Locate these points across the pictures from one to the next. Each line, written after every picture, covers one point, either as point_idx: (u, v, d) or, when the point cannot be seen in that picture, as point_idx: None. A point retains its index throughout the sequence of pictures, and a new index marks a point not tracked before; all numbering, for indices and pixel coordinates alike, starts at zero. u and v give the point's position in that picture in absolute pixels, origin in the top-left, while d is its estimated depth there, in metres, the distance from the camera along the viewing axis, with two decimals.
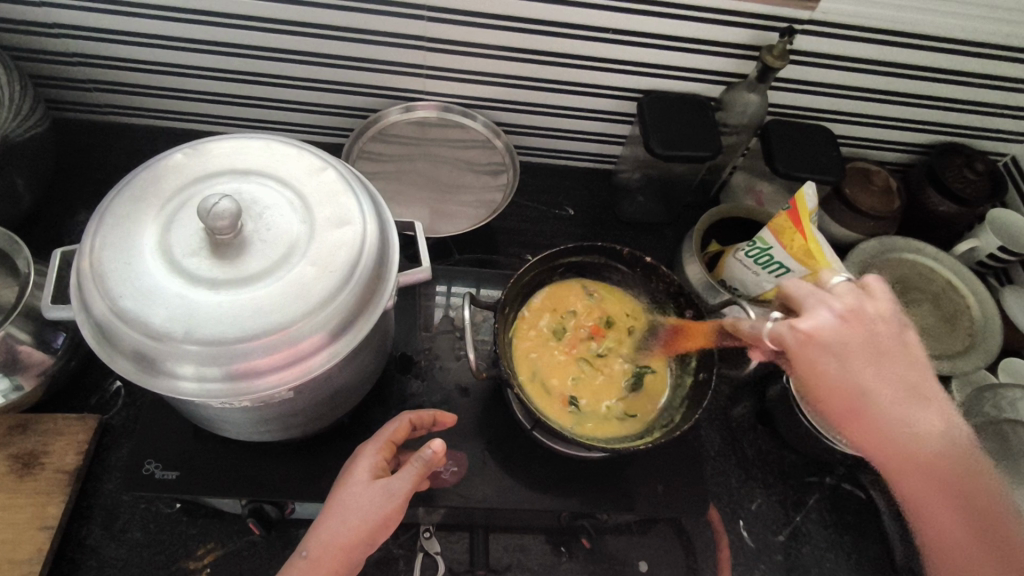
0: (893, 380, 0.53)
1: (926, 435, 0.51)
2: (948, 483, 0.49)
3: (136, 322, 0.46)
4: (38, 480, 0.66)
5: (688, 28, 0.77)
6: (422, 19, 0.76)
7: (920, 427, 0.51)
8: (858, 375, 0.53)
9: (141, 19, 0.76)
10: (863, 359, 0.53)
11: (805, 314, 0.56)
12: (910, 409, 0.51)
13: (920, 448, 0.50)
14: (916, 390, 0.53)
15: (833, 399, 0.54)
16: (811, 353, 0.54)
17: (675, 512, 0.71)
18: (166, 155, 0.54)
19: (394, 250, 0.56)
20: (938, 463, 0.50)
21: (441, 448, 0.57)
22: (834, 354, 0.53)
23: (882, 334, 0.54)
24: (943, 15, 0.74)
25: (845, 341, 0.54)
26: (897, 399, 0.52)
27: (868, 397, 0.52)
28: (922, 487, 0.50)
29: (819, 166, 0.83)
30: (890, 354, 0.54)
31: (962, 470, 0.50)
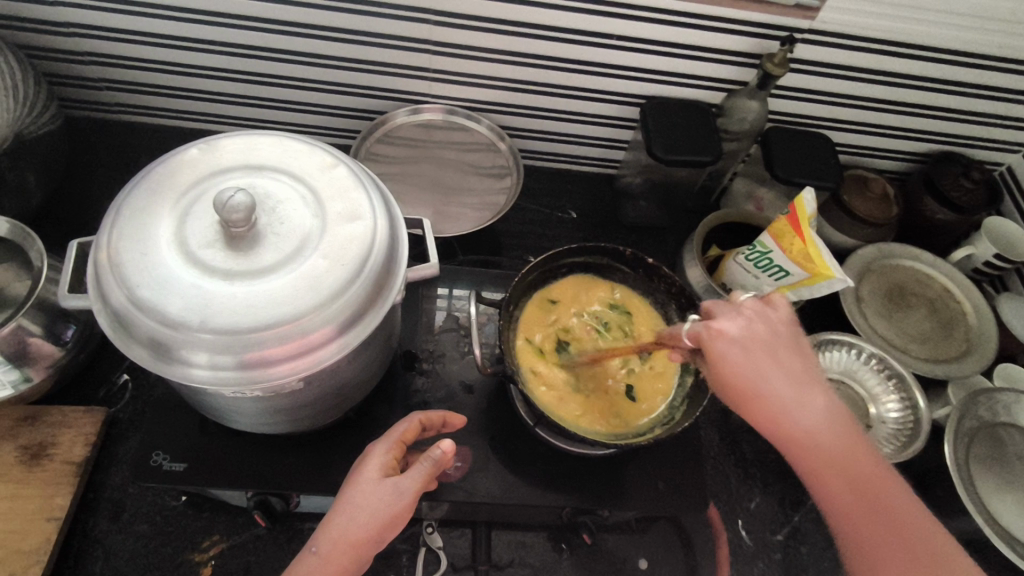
0: (784, 377, 0.54)
1: (806, 419, 0.53)
2: (836, 462, 0.52)
3: (153, 311, 0.47)
4: (45, 471, 0.67)
5: (691, 35, 0.78)
6: (430, 23, 0.77)
7: (804, 414, 0.53)
8: (756, 377, 0.54)
9: (153, 19, 0.77)
10: (758, 356, 0.55)
11: (721, 317, 0.58)
12: (790, 393, 0.54)
13: (806, 432, 0.52)
14: (806, 384, 0.55)
15: (736, 395, 0.54)
16: (720, 352, 0.55)
17: (674, 509, 0.71)
18: (181, 150, 0.55)
19: (403, 246, 0.57)
20: (818, 441, 0.52)
21: (451, 448, 0.59)
22: (740, 352, 0.55)
23: (767, 334, 0.56)
24: (939, 26, 0.76)
25: (748, 342, 0.55)
26: (788, 391, 0.54)
27: (760, 390, 0.53)
28: (812, 467, 0.52)
29: (817, 172, 0.84)
30: (785, 350, 0.56)
31: (843, 446, 0.52)
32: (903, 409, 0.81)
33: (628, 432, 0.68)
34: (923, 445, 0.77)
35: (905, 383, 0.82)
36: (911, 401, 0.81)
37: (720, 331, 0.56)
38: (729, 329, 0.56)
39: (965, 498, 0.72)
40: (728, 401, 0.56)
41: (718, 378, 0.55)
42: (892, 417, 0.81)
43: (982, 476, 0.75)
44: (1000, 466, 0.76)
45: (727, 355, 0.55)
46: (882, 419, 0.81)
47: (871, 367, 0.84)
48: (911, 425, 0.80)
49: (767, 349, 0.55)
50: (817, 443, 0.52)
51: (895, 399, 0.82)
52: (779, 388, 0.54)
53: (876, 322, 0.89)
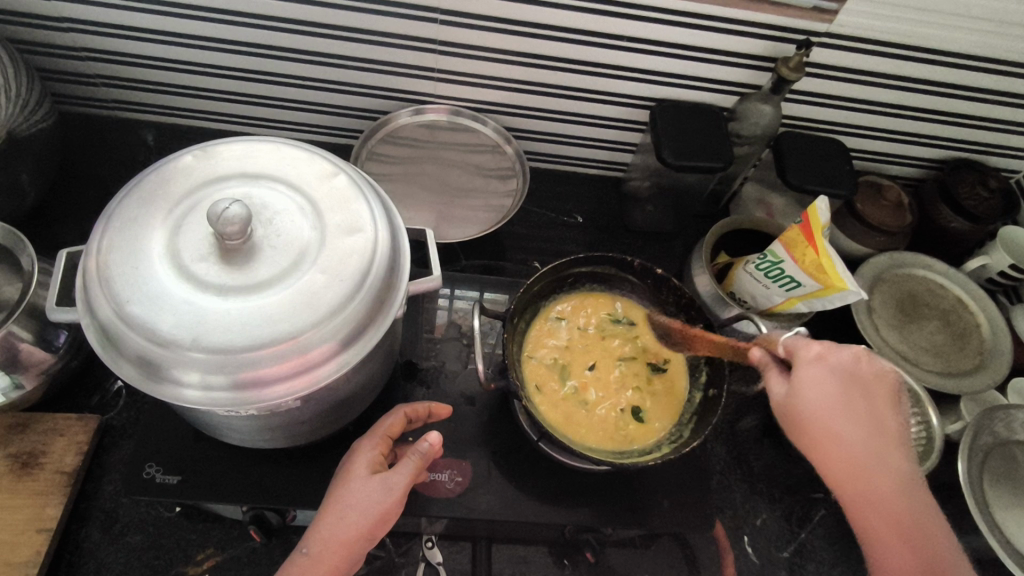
0: (866, 422, 0.55)
1: (883, 469, 0.54)
2: (900, 520, 0.52)
3: (142, 328, 0.45)
4: (36, 481, 0.65)
5: (704, 37, 0.76)
6: (435, 22, 0.75)
7: (879, 466, 0.54)
8: (834, 415, 0.55)
9: (150, 15, 0.75)
10: (852, 395, 0.56)
11: (813, 345, 0.59)
12: (870, 441, 0.55)
13: (876, 481, 0.53)
14: (889, 444, 0.55)
15: (813, 426, 0.55)
16: (804, 378, 0.57)
17: (680, 526, 0.70)
18: (175, 157, 0.53)
19: (405, 258, 0.55)
20: (895, 499, 0.53)
21: (439, 441, 0.58)
22: (827, 382, 0.56)
23: (865, 379, 0.58)
24: (961, 31, 0.74)
25: (839, 379, 0.57)
26: (870, 441, 0.55)
27: (839, 429, 0.54)
28: (874, 515, 0.53)
29: (831, 179, 0.82)
30: (872, 401, 0.57)
31: (914, 510, 0.53)
32: (914, 425, 0.79)
33: (628, 454, 0.67)
34: (936, 463, 0.75)
35: (918, 398, 0.80)
36: (924, 417, 0.79)
37: (817, 357, 0.58)
38: (818, 357, 0.58)
39: (978, 518, 0.70)
40: (801, 434, 0.57)
41: (798, 404, 0.56)
42: None
43: (997, 495, 0.74)
44: (1015, 485, 0.74)
45: (811, 384, 0.56)
46: None
47: None
48: (923, 442, 0.78)
49: (861, 394, 0.56)
50: (884, 494, 0.53)
51: (906, 414, 0.80)
52: (858, 436, 0.55)
53: (888, 333, 0.86)
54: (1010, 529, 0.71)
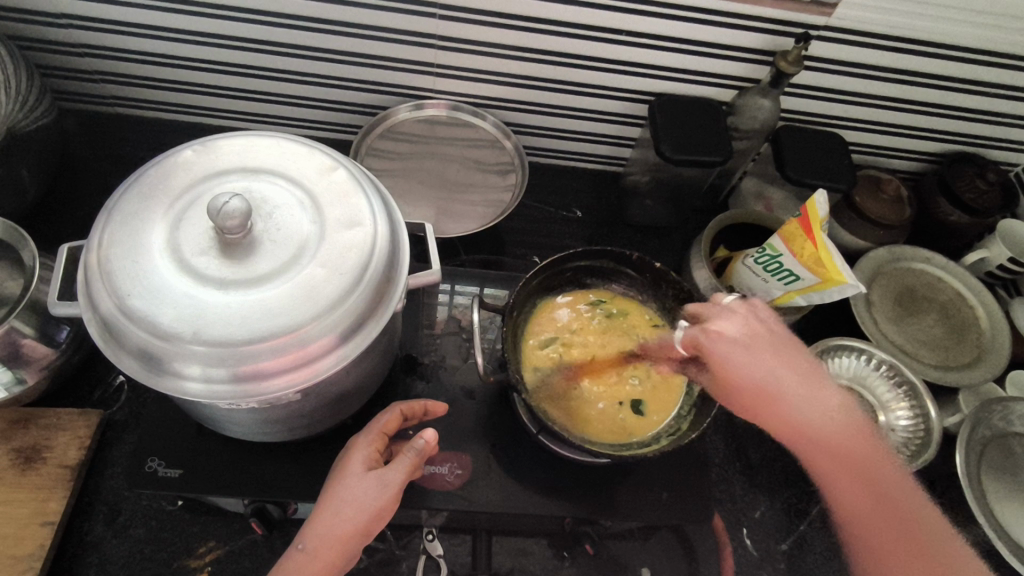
0: (790, 373, 0.61)
1: (812, 411, 0.60)
2: (843, 452, 0.59)
3: (144, 322, 0.46)
4: (39, 475, 0.66)
5: (703, 31, 0.76)
6: (435, 17, 0.75)
7: (808, 408, 0.60)
8: (766, 376, 0.60)
9: (150, 12, 0.75)
10: (759, 353, 0.61)
11: (722, 321, 0.64)
12: (797, 389, 0.60)
13: (814, 424, 0.59)
14: (813, 380, 0.61)
15: (733, 390, 0.61)
16: (721, 355, 0.61)
17: (679, 519, 0.70)
18: (175, 151, 0.53)
19: (404, 252, 0.55)
20: (830, 436, 0.59)
21: (434, 438, 0.59)
22: (741, 351, 0.61)
23: (765, 334, 0.62)
24: (959, 23, 0.74)
25: (751, 343, 0.62)
26: (795, 386, 0.60)
27: (773, 388, 0.59)
28: (820, 457, 0.59)
29: (829, 173, 0.82)
30: (786, 349, 0.62)
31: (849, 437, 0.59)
32: (913, 418, 0.79)
33: (629, 445, 0.66)
34: (933, 455, 0.75)
35: (915, 391, 0.80)
36: (922, 410, 0.79)
37: (719, 332, 0.63)
38: (730, 333, 0.62)
39: (975, 511, 0.70)
40: (738, 400, 0.62)
41: (725, 378, 0.61)
42: (902, 426, 0.79)
43: (994, 487, 0.74)
44: (1012, 477, 0.75)
45: (735, 357, 0.61)
46: (891, 427, 0.80)
47: (881, 374, 0.83)
48: (922, 434, 0.78)
49: (782, 351, 0.61)
50: (833, 440, 0.59)
51: (904, 407, 0.80)
52: (789, 388, 0.60)
53: (886, 327, 0.87)
54: (1007, 520, 0.72)
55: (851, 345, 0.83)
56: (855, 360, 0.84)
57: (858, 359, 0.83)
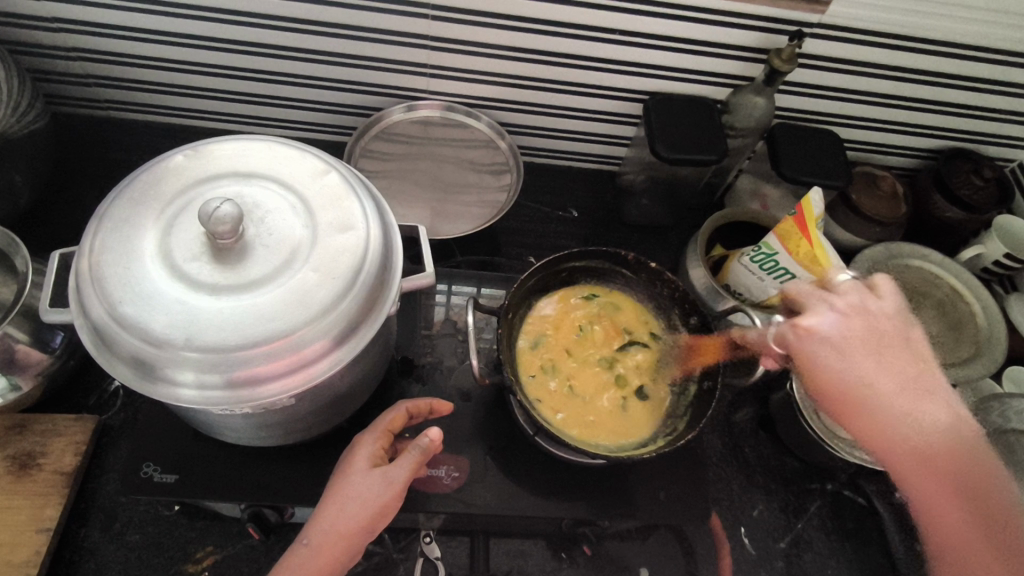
0: (887, 374, 0.56)
1: (917, 420, 0.54)
2: (939, 464, 0.52)
3: (136, 329, 0.46)
4: (35, 482, 0.66)
5: (696, 30, 0.76)
6: (427, 17, 0.74)
7: (912, 413, 0.54)
8: (854, 370, 0.57)
9: (142, 15, 0.75)
10: (859, 354, 0.57)
11: (815, 316, 0.61)
12: (897, 391, 0.55)
13: (908, 430, 0.53)
14: (913, 382, 0.57)
15: (830, 392, 0.58)
16: (812, 350, 0.59)
17: (676, 519, 0.70)
18: (166, 156, 0.53)
19: (398, 254, 0.55)
20: (932, 445, 0.52)
21: (438, 437, 0.58)
22: (834, 351, 0.58)
23: (883, 331, 0.59)
24: (953, 20, 0.73)
25: (849, 341, 0.58)
26: (895, 389, 0.55)
27: (863, 389, 0.56)
28: (912, 465, 0.53)
29: (824, 171, 0.82)
30: (889, 350, 0.58)
31: (958, 455, 0.52)
32: None
33: (631, 445, 0.67)
34: None
35: None
36: None
37: (810, 330, 0.60)
38: (825, 332, 0.59)
39: None
40: (824, 397, 0.59)
41: (815, 375, 0.59)
42: None
43: None
44: None
45: (824, 352, 0.58)
46: None
47: None
48: None
49: (884, 346, 0.58)
50: (941, 455, 0.52)
51: None
52: (887, 388, 0.56)
53: None
54: None
55: None
56: None
57: None
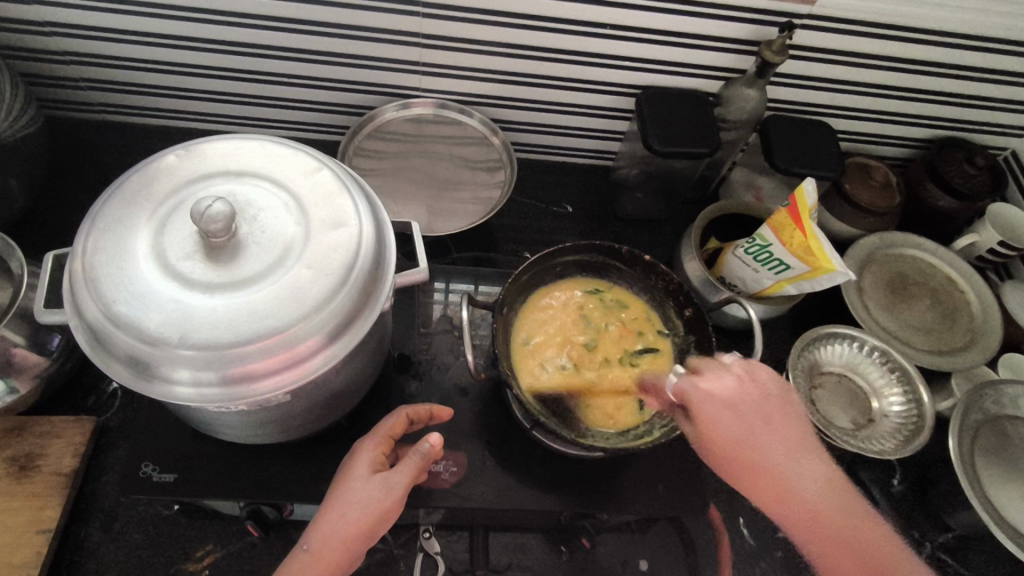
0: (773, 438, 0.59)
1: (806, 484, 0.57)
2: (830, 527, 0.56)
3: (130, 327, 0.46)
4: (34, 483, 0.66)
5: (687, 23, 0.76)
6: (417, 15, 0.75)
7: (800, 479, 0.58)
8: (751, 438, 0.59)
9: (133, 17, 0.75)
10: (748, 417, 0.60)
11: (714, 377, 0.62)
12: (785, 457, 0.59)
13: (803, 495, 0.57)
14: (798, 444, 0.60)
15: (727, 459, 0.59)
16: (710, 413, 0.60)
17: (675, 510, 0.70)
18: (159, 156, 0.53)
19: (391, 250, 0.55)
20: (822, 508, 0.56)
21: (439, 442, 0.58)
22: (726, 412, 0.60)
23: (759, 397, 0.61)
24: (942, 9, 0.74)
25: (736, 403, 0.60)
26: (783, 455, 0.59)
27: (762, 456, 0.58)
28: (804, 529, 0.56)
29: (817, 162, 0.82)
30: (770, 414, 0.61)
31: (840, 510, 0.57)
32: (906, 404, 0.79)
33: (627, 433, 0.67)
34: (926, 440, 0.75)
35: (909, 376, 0.80)
36: (915, 395, 0.79)
37: (709, 391, 0.61)
38: (710, 390, 0.61)
39: (969, 495, 0.71)
40: (721, 465, 0.60)
41: (706, 438, 0.60)
42: (895, 411, 0.80)
43: (988, 470, 0.74)
44: (1006, 460, 0.75)
45: (714, 415, 0.60)
46: (884, 413, 0.80)
47: (874, 360, 0.82)
48: (915, 420, 0.78)
49: (766, 412, 0.61)
50: (824, 512, 0.56)
51: (897, 393, 0.80)
52: (777, 455, 0.58)
53: (878, 314, 0.87)
54: (1001, 503, 0.72)
55: (844, 332, 0.83)
56: (848, 347, 0.84)
57: (851, 346, 0.84)
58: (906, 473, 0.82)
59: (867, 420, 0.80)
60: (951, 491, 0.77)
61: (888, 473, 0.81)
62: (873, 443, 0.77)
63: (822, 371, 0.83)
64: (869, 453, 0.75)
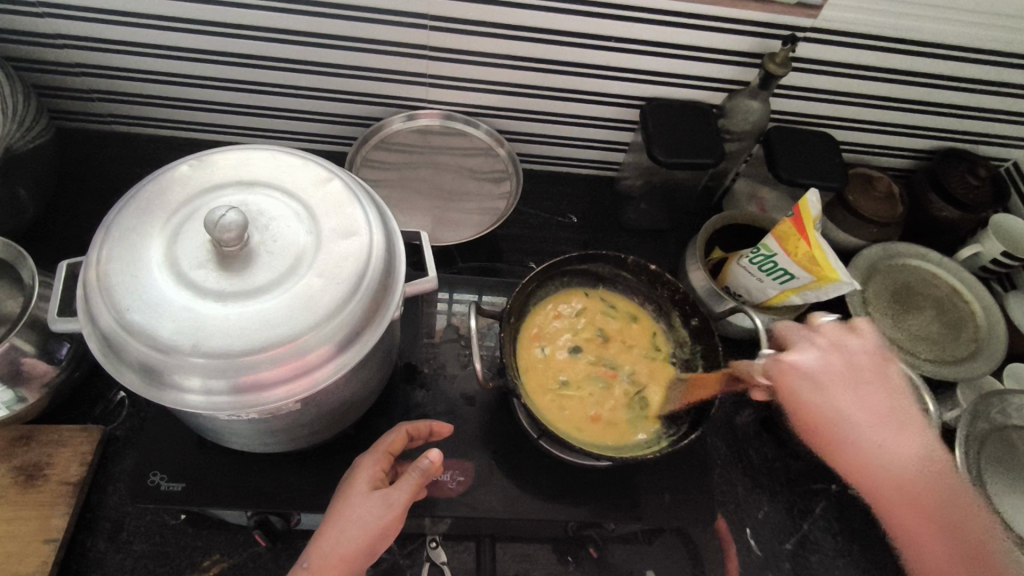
0: (867, 408, 0.62)
1: (896, 456, 0.60)
2: (912, 494, 0.58)
3: (143, 335, 0.46)
4: (41, 493, 0.66)
5: (691, 36, 0.77)
6: (425, 28, 0.76)
7: (889, 443, 0.60)
8: (832, 392, 0.63)
9: (143, 29, 0.76)
10: (838, 387, 0.63)
11: (795, 352, 0.66)
12: (882, 436, 0.60)
13: (888, 465, 0.59)
14: (890, 412, 0.62)
15: (812, 425, 0.63)
16: (795, 382, 0.64)
17: (681, 520, 0.70)
18: (171, 167, 0.53)
19: (400, 259, 0.56)
20: (908, 475, 0.59)
21: (439, 459, 0.58)
22: (814, 388, 0.63)
23: (847, 369, 0.64)
24: (943, 22, 0.75)
25: (823, 376, 0.64)
26: (867, 416, 0.61)
27: (840, 424, 0.61)
28: (884, 491, 0.59)
29: (820, 173, 0.83)
30: (866, 383, 0.63)
31: (926, 477, 0.58)
32: None
33: (641, 446, 0.67)
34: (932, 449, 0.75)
35: (914, 386, 0.80)
36: (919, 404, 0.79)
37: (793, 364, 0.65)
38: (800, 363, 0.64)
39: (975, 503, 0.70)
40: (800, 422, 0.65)
41: (796, 413, 0.64)
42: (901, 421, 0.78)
43: (995, 481, 0.74)
44: (1013, 471, 0.75)
45: (802, 388, 0.64)
46: None
47: None
48: None
49: (855, 377, 0.64)
50: (897, 471, 0.59)
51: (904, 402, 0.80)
52: (857, 414, 0.61)
53: (883, 323, 0.87)
54: (1010, 513, 0.72)
55: None
56: None
57: None
58: None
59: None
60: None
61: None
62: None
63: None
64: None
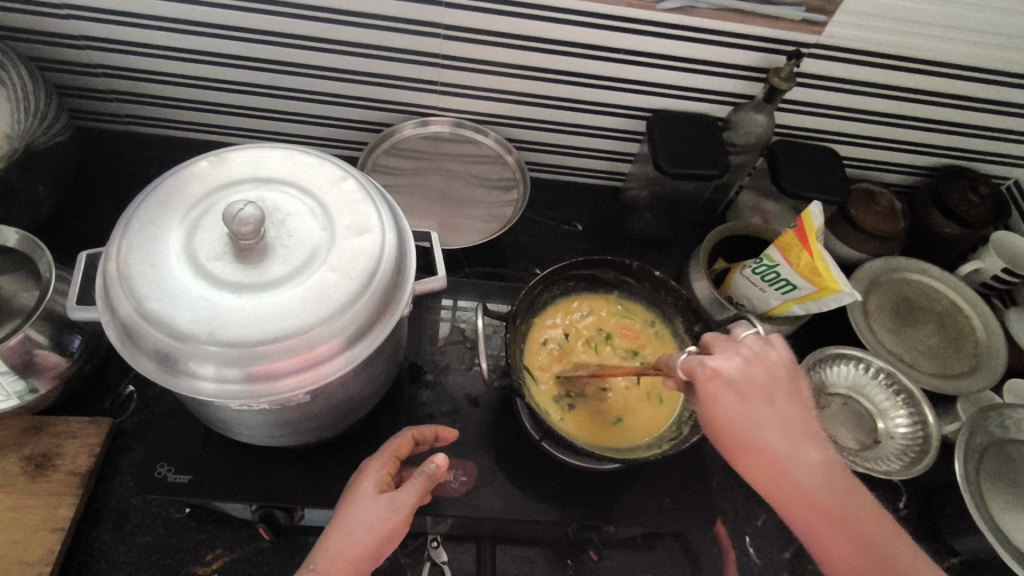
0: (771, 422, 0.50)
1: (809, 482, 0.48)
2: (842, 527, 0.47)
3: (161, 323, 0.47)
4: (50, 482, 0.67)
5: (697, 49, 0.79)
6: (438, 37, 0.78)
7: (811, 475, 0.48)
8: (749, 409, 0.50)
9: (162, 32, 0.78)
10: (756, 403, 0.50)
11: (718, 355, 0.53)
12: (795, 454, 0.49)
13: (812, 492, 0.48)
14: (801, 430, 0.50)
15: (728, 441, 0.50)
16: (714, 394, 0.51)
17: (680, 525, 0.71)
18: (190, 163, 0.55)
19: (411, 259, 0.57)
20: (832, 508, 0.48)
21: (444, 462, 0.59)
22: (733, 397, 0.51)
23: (767, 376, 0.52)
24: (944, 41, 0.76)
25: (744, 386, 0.51)
26: (786, 440, 0.49)
27: (763, 446, 0.49)
28: (813, 526, 0.48)
29: (823, 186, 0.84)
30: (783, 396, 0.51)
31: (844, 509, 0.48)
32: (912, 425, 0.80)
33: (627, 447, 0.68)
34: (931, 463, 0.75)
35: (914, 399, 0.81)
36: (920, 416, 0.80)
37: (716, 371, 0.52)
38: (719, 369, 0.52)
39: (974, 516, 0.71)
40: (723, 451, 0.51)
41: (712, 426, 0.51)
42: (901, 433, 0.80)
43: (994, 495, 0.74)
44: (1013, 485, 0.75)
45: (721, 399, 0.51)
46: (890, 435, 0.81)
47: (879, 382, 0.83)
48: (921, 441, 0.78)
49: (771, 392, 0.51)
50: (818, 503, 0.48)
51: (903, 414, 0.81)
52: (781, 443, 0.49)
53: (883, 336, 0.88)
54: (1009, 528, 0.72)
55: (849, 353, 0.84)
56: (855, 367, 0.85)
57: (857, 367, 0.84)
58: (912, 495, 0.83)
59: (872, 441, 0.80)
60: (958, 515, 0.77)
61: (894, 496, 0.82)
62: (879, 464, 0.77)
63: (827, 392, 0.83)
64: (873, 473, 0.75)
